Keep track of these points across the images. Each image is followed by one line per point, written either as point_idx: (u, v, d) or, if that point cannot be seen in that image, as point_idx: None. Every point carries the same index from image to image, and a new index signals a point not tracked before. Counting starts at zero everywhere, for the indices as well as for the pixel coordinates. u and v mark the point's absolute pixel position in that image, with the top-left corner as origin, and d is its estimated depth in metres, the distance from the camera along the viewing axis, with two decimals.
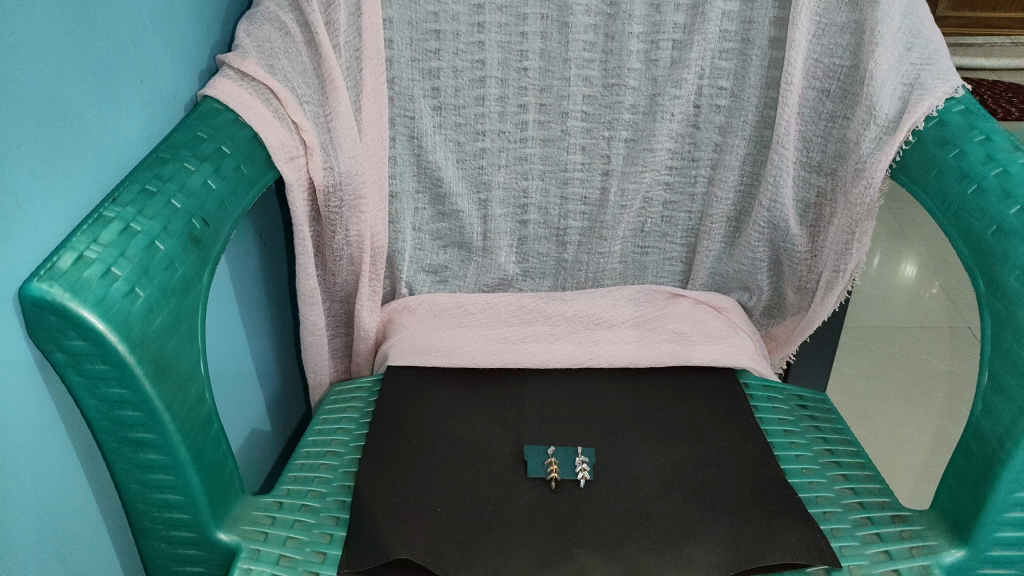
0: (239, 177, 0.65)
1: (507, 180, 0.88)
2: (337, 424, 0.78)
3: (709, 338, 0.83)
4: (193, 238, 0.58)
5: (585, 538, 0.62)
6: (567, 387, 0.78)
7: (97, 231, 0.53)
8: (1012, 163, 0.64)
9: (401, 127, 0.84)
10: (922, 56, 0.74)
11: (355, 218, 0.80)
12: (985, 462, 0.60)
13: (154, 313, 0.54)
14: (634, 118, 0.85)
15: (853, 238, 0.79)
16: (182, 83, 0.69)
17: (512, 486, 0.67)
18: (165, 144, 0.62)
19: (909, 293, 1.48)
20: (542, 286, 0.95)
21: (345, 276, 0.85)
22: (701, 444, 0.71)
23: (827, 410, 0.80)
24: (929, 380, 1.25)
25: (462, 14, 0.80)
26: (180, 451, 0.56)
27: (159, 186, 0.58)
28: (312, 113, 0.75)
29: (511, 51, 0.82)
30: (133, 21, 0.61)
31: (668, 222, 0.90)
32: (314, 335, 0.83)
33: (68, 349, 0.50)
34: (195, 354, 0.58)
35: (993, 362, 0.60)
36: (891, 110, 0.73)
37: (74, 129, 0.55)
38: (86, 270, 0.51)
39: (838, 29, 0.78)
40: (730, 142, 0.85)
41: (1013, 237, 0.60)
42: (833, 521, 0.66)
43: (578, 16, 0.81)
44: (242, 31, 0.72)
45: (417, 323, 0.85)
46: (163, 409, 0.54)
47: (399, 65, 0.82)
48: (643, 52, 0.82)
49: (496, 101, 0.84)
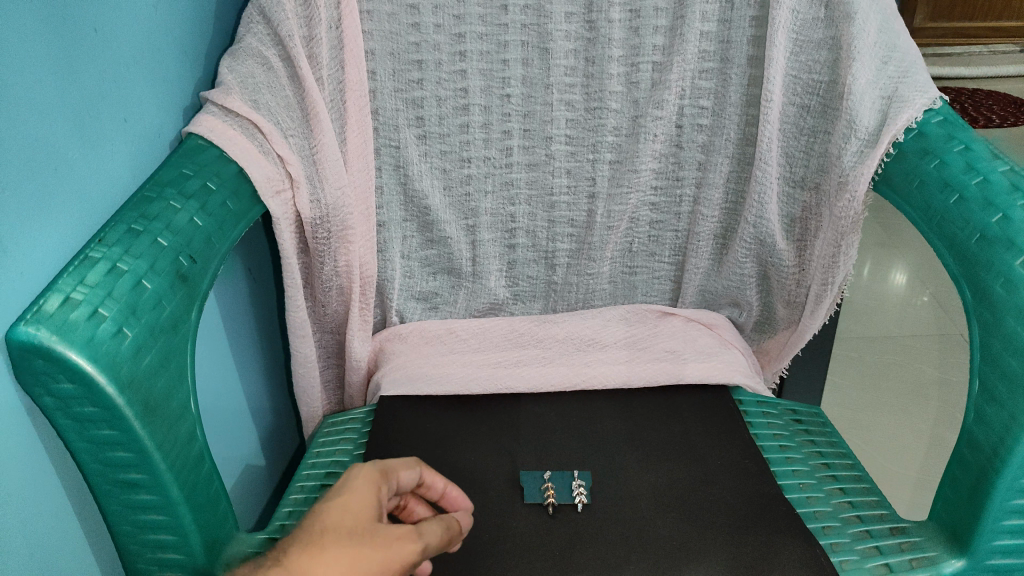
0: (225, 213, 0.64)
1: (494, 206, 0.88)
2: (330, 456, 0.77)
3: (700, 355, 0.83)
4: (180, 275, 0.58)
5: (585, 563, 0.62)
6: (561, 410, 0.78)
7: (84, 272, 0.53)
8: (992, 172, 0.64)
9: (387, 157, 0.85)
10: (899, 69, 0.75)
11: (343, 249, 0.80)
12: (981, 471, 0.60)
13: (143, 352, 0.53)
14: (618, 140, 0.86)
15: (839, 251, 0.79)
16: (166, 121, 0.69)
17: (509, 514, 0.66)
18: (151, 182, 0.62)
19: (898, 302, 1.49)
20: (533, 309, 0.95)
21: (335, 307, 0.85)
22: (697, 463, 0.71)
23: (821, 424, 0.80)
24: (921, 388, 1.26)
25: (444, 44, 0.81)
26: (174, 490, 0.55)
27: (145, 225, 0.58)
28: (297, 146, 0.75)
29: (494, 79, 0.83)
30: (117, 62, 0.62)
31: (656, 241, 0.91)
32: (306, 368, 0.83)
33: (57, 393, 0.50)
34: (185, 393, 0.57)
35: (983, 370, 0.60)
36: (871, 123, 0.74)
37: (58, 172, 0.55)
38: (73, 312, 0.50)
39: (815, 45, 0.79)
40: (713, 160, 0.86)
41: (997, 245, 0.60)
42: (833, 536, 0.65)
43: (559, 42, 0.81)
44: (223, 67, 0.72)
45: (408, 352, 0.85)
46: (154, 449, 0.53)
47: (383, 96, 0.82)
48: (624, 75, 0.83)
49: (480, 128, 0.85)
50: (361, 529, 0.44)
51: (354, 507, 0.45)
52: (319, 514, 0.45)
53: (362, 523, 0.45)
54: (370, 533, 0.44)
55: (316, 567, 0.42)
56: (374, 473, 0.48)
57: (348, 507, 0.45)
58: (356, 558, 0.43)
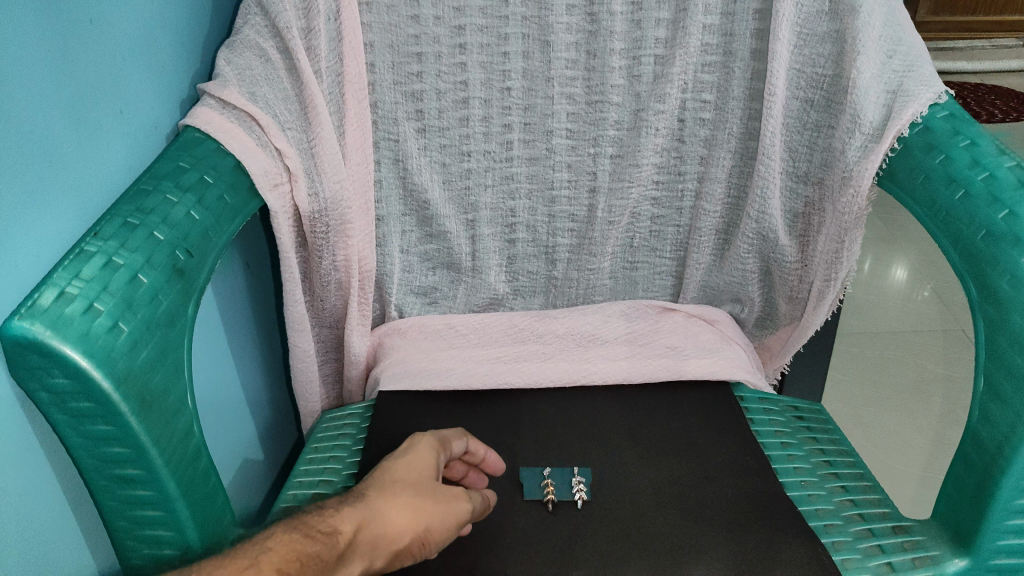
0: (222, 207, 0.64)
1: (494, 201, 0.88)
2: (329, 451, 0.77)
3: (701, 351, 0.83)
4: (177, 270, 0.58)
5: (585, 561, 0.61)
6: (561, 406, 0.77)
7: (79, 265, 0.52)
8: (999, 167, 0.64)
9: (386, 150, 0.84)
10: (904, 63, 0.74)
11: (342, 243, 0.79)
12: (985, 470, 0.59)
13: (139, 347, 0.53)
14: (619, 134, 0.85)
15: (842, 247, 0.78)
16: (163, 113, 0.68)
17: (509, 511, 0.66)
18: (147, 175, 0.61)
19: (900, 297, 1.49)
20: (533, 304, 0.94)
21: (334, 302, 0.85)
22: (698, 460, 0.71)
23: (823, 421, 0.79)
24: (923, 384, 1.25)
25: (444, 36, 0.80)
26: (170, 486, 0.55)
27: (141, 218, 0.57)
28: (295, 139, 0.74)
29: (494, 72, 0.82)
30: (112, 53, 0.61)
31: (657, 236, 0.91)
32: (304, 363, 0.82)
33: (51, 388, 0.49)
34: (182, 388, 0.57)
35: (988, 368, 0.60)
36: (875, 118, 0.73)
37: (53, 164, 0.54)
38: (68, 307, 0.49)
39: (819, 39, 0.78)
40: (716, 154, 0.85)
41: (1003, 241, 0.59)
42: (835, 534, 0.65)
43: (560, 34, 0.80)
44: (221, 59, 0.71)
45: (407, 347, 0.84)
46: (149, 444, 0.53)
47: (382, 89, 0.81)
48: (626, 68, 0.82)
49: (480, 121, 0.84)
50: (424, 484, 0.51)
51: (418, 465, 0.52)
52: (386, 470, 0.52)
53: (425, 480, 0.52)
54: (432, 488, 0.51)
55: (389, 510, 0.49)
56: (434, 441, 0.55)
57: (413, 465, 0.52)
58: (422, 506, 0.50)
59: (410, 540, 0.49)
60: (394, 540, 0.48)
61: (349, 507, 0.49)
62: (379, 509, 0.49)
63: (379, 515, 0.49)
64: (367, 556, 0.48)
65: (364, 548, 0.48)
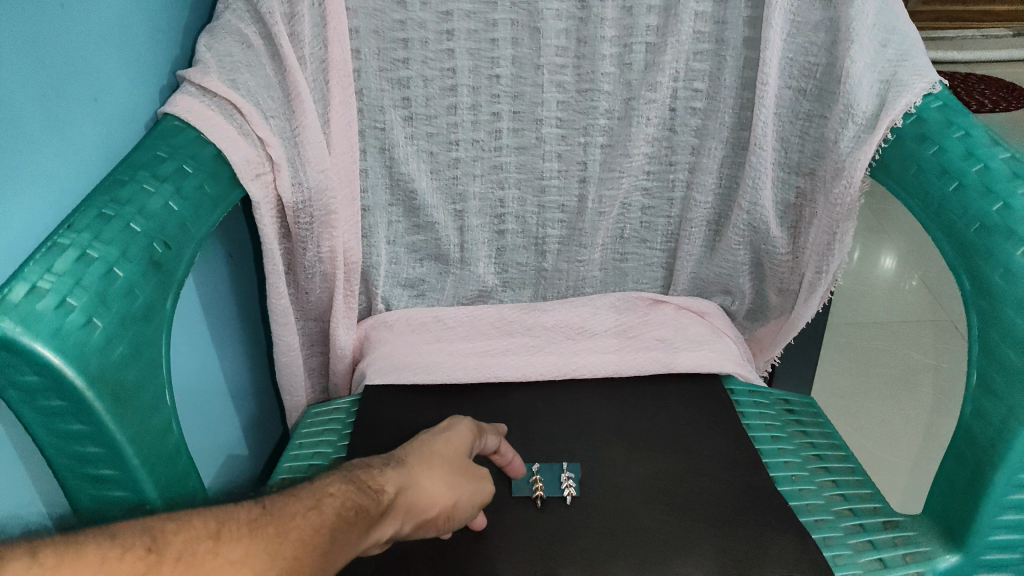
0: (201, 197, 0.62)
1: (483, 191, 0.86)
2: (314, 447, 0.75)
3: (692, 344, 0.82)
4: (153, 262, 0.56)
5: (572, 559, 0.60)
6: (549, 400, 0.76)
7: (52, 258, 0.50)
8: (992, 158, 0.63)
9: (372, 139, 0.82)
10: (898, 52, 0.73)
11: (327, 234, 0.78)
12: (977, 465, 0.59)
13: (114, 343, 0.51)
14: (609, 123, 0.84)
15: (834, 239, 0.77)
16: (139, 101, 0.66)
17: (497, 507, 0.65)
18: (123, 164, 0.59)
19: (889, 286, 1.48)
20: (523, 296, 0.94)
21: (319, 294, 0.83)
22: (687, 455, 0.70)
23: (814, 414, 0.79)
24: (913, 375, 1.25)
25: (430, 22, 0.78)
26: (146, 485, 0.53)
27: (116, 210, 0.55)
28: (278, 127, 0.72)
29: (482, 59, 0.80)
30: (85, 38, 0.59)
31: (647, 227, 0.90)
32: (288, 356, 0.81)
33: (21, 385, 0.48)
34: (160, 385, 0.55)
35: (981, 363, 0.59)
36: (869, 108, 0.72)
37: (23, 153, 0.52)
38: (39, 302, 0.48)
39: (812, 27, 0.76)
40: (707, 144, 0.84)
41: (997, 234, 0.59)
42: (825, 529, 0.64)
43: (549, 21, 0.78)
44: (201, 45, 0.70)
45: (394, 339, 0.83)
46: (125, 443, 0.51)
47: (367, 76, 0.79)
48: (617, 56, 0.80)
49: (468, 110, 0.82)
50: (459, 462, 0.52)
51: (455, 444, 0.53)
52: (425, 442, 0.52)
53: (460, 458, 0.53)
54: (465, 468, 0.52)
55: (427, 480, 0.49)
56: (471, 425, 0.57)
57: (452, 442, 0.53)
58: (455, 483, 0.50)
59: (438, 513, 0.49)
60: (427, 508, 0.48)
61: (392, 471, 0.48)
62: (419, 477, 0.49)
63: (419, 483, 0.49)
64: (400, 522, 0.47)
65: (400, 514, 0.47)
